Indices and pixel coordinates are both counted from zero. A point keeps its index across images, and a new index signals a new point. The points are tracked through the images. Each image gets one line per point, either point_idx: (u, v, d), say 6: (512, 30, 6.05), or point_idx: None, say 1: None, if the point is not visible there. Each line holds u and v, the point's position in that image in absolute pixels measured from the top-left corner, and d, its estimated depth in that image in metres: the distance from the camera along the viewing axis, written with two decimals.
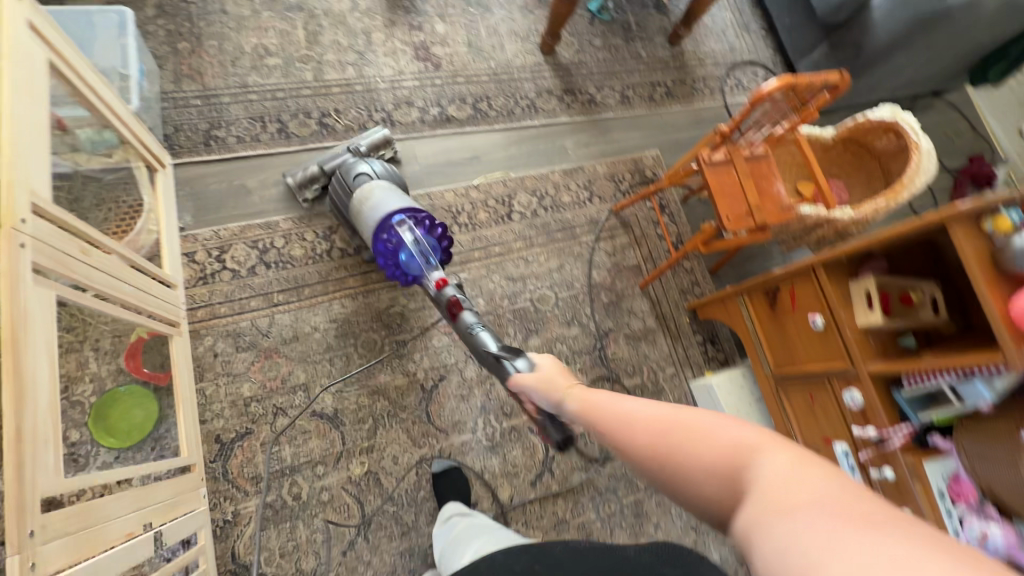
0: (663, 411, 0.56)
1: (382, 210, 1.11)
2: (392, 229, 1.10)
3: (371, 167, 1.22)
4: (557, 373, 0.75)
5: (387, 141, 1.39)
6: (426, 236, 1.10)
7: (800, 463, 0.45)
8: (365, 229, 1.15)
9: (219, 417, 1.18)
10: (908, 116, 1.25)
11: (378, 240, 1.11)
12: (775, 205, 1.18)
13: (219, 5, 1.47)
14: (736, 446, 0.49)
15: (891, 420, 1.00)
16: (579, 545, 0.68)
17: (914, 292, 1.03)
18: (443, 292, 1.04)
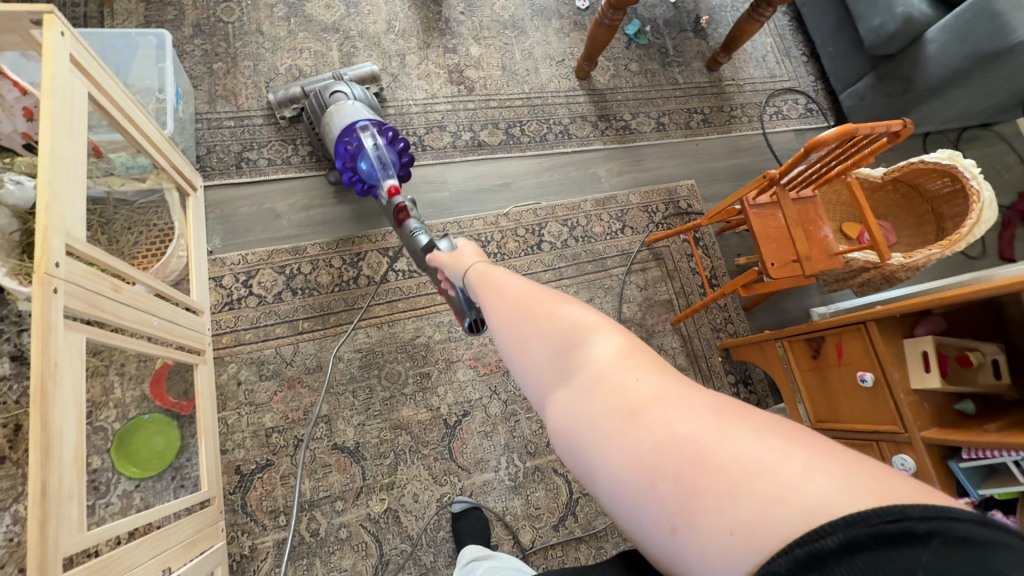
0: (532, 291, 0.53)
1: (351, 118, 1.14)
2: (355, 133, 1.11)
3: (347, 88, 1.25)
4: (469, 249, 0.71)
5: (374, 78, 1.42)
6: (388, 145, 1.11)
7: (630, 350, 0.44)
8: (331, 134, 1.17)
9: (240, 447, 1.16)
10: (968, 162, 1.18)
11: (341, 143, 1.12)
12: (823, 253, 1.12)
13: (255, 25, 1.46)
14: (579, 326, 0.46)
15: (946, 492, 0.94)
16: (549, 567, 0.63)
17: (973, 353, 0.96)
18: (392, 200, 1.06)
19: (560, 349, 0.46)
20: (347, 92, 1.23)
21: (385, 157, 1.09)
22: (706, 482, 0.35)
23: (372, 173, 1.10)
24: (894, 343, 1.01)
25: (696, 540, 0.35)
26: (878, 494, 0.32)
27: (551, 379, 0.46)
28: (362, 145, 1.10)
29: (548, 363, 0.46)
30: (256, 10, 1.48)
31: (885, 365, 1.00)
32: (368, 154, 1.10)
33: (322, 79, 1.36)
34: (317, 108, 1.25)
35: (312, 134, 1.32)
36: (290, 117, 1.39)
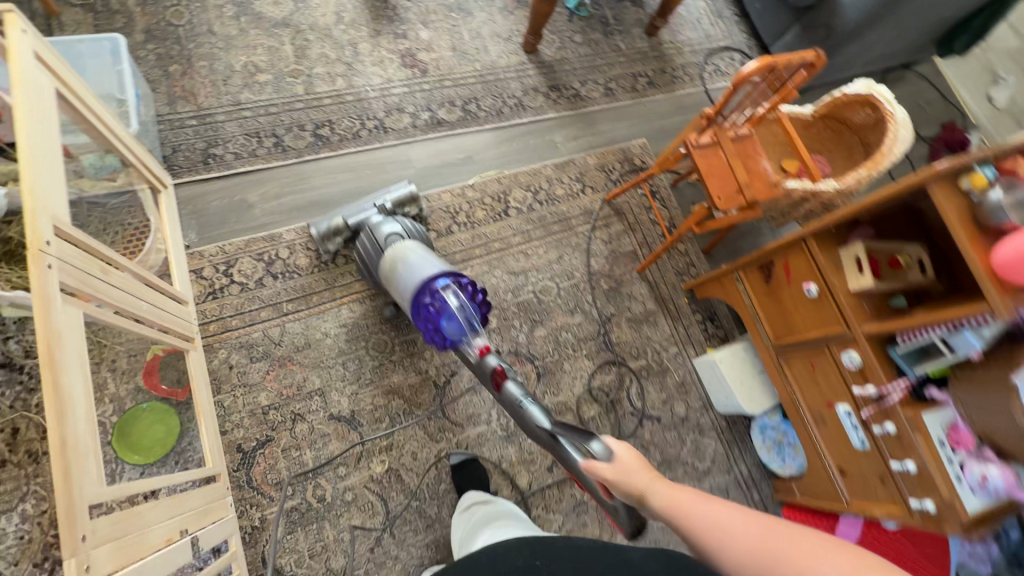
0: (764, 529, 0.58)
1: (423, 272, 1.04)
2: (436, 292, 1.01)
3: (399, 226, 1.21)
4: (639, 465, 0.67)
5: (415, 198, 1.35)
6: (472, 299, 1.02)
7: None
8: (404, 292, 1.07)
9: (239, 427, 1.20)
10: (882, 88, 1.29)
11: (419, 303, 1.02)
12: (763, 183, 1.23)
13: (206, 27, 1.49)
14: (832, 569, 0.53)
15: (889, 377, 1.05)
16: (574, 542, 0.81)
17: (901, 255, 1.07)
18: (486, 359, 1.00)
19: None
20: (399, 232, 1.19)
21: (471, 312, 1.01)
22: None
23: (459, 333, 1.01)
24: (832, 254, 1.11)
25: None
26: None
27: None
28: (448, 305, 1.00)
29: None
30: (206, 11, 1.51)
31: (827, 275, 1.10)
32: (455, 315, 1.00)
33: (368, 211, 1.30)
34: (372, 256, 1.20)
35: (371, 282, 1.27)
36: (335, 248, 1.32)
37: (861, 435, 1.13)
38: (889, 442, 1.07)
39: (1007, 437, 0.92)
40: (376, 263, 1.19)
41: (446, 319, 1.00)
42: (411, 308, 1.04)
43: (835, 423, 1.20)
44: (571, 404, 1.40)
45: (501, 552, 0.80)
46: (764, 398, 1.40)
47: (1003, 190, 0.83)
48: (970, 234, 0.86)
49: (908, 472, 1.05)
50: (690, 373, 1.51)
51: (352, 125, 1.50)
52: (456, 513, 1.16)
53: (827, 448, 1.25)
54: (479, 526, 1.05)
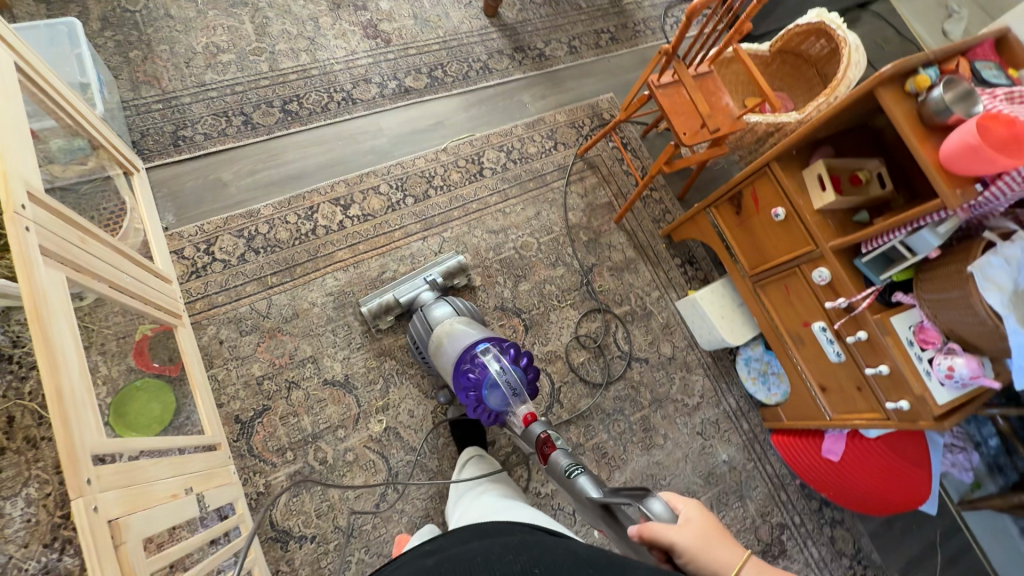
0: None
1: (464, 343, 1.10)
2: (476, 357, 1.05)
3: (450, 305, 1.26)
4: (715, 534, 0.63)
5: (462, 267, 1.40)
6: (513, 364, 1.05)
7: None
8: (449, 367, 1.11)
9: (235, 398, 1.22)
10: (833, 16, 1.33)
11: (460, 369, 1.06)
12: (726, 116, 1.26)
13: (163, 10, 1.48)
14: None
15: (857, 288, 1.10)
16: (580, 549, 0.60)
17: (861, 172, 1.12)
18: (532, 428, 1.02)
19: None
20: (452, 311, 1.24)
21: (512, 376, 1.03)
22: None
23: (502, 401, 1.03)
24: (796, 176, 1.16)
25: None
26: None
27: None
28: (488, 372, 1.03)
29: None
30: None
31: (792, 196, 1.15)
32: (497, 381, 1.03)
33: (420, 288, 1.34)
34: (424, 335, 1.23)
35: (424, 367, 1.28)
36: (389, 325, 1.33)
37: (836, 348, 1.18)
38: (862, 350, 1.12)
39: (968, 328, 0.98)
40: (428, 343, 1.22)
41: (488, 387, 1.02)
42: (457, 382, 1.07)
43: (812, 342, 1.25)
44: (560, 353, 1.44)
45: (495, 552, 0.59)
46: (746, 330, 1.44)
47: (945, 88, 0.87)
48: (919, 135, 0.90)
49: (882, 376, 1.10)
50: (673, 315, 1.55)
51: (320, 98, 1.51)
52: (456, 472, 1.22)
53: (807, 368, 1.30)
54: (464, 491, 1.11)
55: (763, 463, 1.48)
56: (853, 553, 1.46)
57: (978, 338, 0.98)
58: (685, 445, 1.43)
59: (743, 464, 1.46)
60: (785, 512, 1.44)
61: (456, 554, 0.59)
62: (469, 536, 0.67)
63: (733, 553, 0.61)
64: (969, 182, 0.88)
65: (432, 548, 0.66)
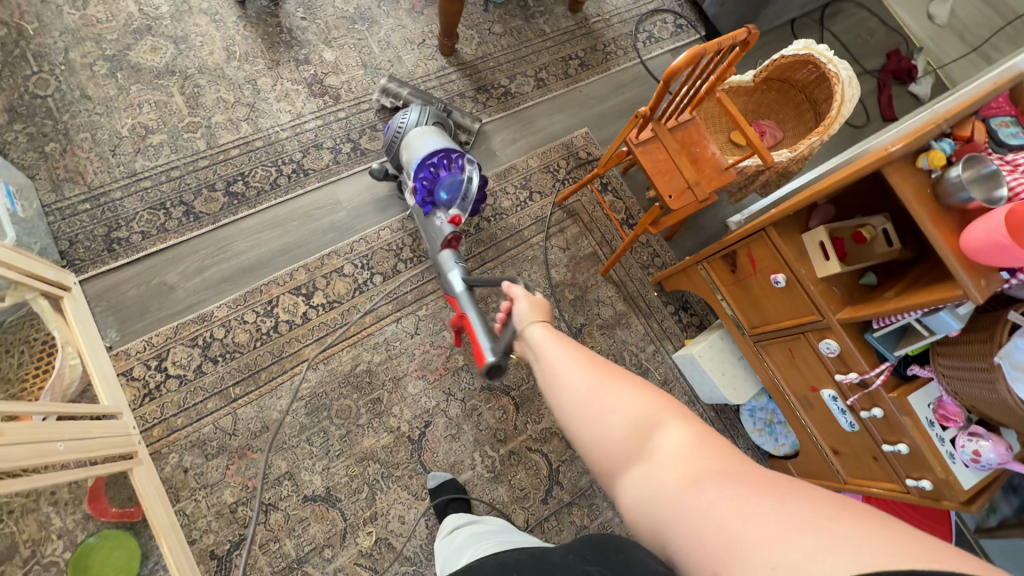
0: (595, 374, 0.56)
1: (446, 141, 1.23)
2: (457, 158, 1.19)
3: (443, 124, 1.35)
4: (536, 307, 0.73)
5: (473, 131, 1.51)
6: (480, 185, 1.20)
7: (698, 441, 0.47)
8: (418, 149, 1.21)
9: (208, 532, 1.12)
10: (821, 46, 1.22)
11: (439, 155, 1.18)
12: (713, 170, 1.15)
13: (79, 91, 1.32)
14: (653, 414, 0.50)
15: (869, 362, 1.01)
16: (507, 560, 0.69)
17: (866, 230, 1.01)
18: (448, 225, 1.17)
19: (628, 423, 0.50)
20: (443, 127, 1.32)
21: (474, 189, 1.19)
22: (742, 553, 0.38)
23: (450, 195, 1.17)
24: (794, 241, 1.06)
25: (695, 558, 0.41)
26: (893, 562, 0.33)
27: (615, 452, 0.50)
28: (461, 173, 1.17)
29: (616, 437, 0.50)
30: (75, 73, 1.33)
31: (793, 264, 1.05)
32: (459, 183, 1.17)
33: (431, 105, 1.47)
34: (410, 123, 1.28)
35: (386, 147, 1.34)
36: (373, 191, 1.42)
37: (849, 419, 1.10)
38: (879, 425, 1.04)
39: (997, 411, 0.89)
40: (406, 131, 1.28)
41: (451, 181, 1.17)
42: (427, 155, 1.18)
43: (821, 407, 1.17)
44: (556, 429, 1.35)
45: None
46: (748, 385, 1.37)
47: (965, 166, 0.77)
48: (933, 214, 0.80)
49: (901, 454, 1.02)
50: (671, 369, 1.46)
51: (268, 173, 1.37)
52: (445, 531, 1.10)
53: (817, 431, 1.22)
54: (450, 540, 1.06)
55: None
56: None
57: (1007, 420, 0.89)
58: None
59: None
60: None
61: None
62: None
63: (537, 316, 0.71)
64: (993, 270, 0.78)
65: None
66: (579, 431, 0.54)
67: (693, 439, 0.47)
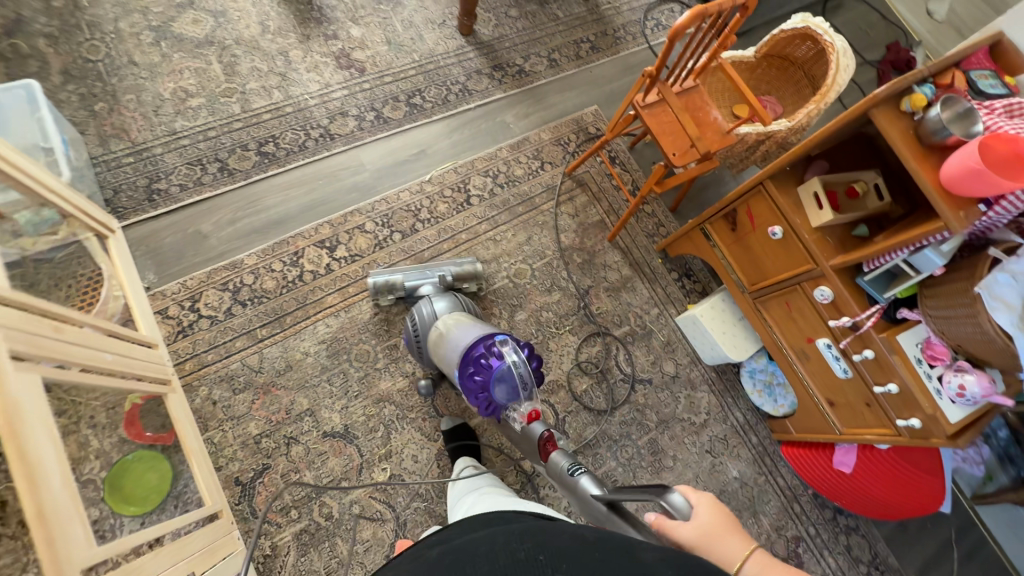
0: None
1: (471, 332, 1.12)
2: (495, 348, 1.03)
3: (454, 301, 1.26)
4: (724, 535, 0.66)
5: (476, 274, 1.39)
6: (529, 359, 1.03)
7: None
8: (456, 362, 1.08)
9: (234, 460, 1.19)
10: (817, 19, 1.30)
11: (475, 357, 1.03)
12: (715, 132, 1.23)
13: (127, 57, 1.43)
14: None
15: (861, 306, 1.07)
16: (588, 534, 0.57)
17: (858, 184, 1.09)
18: (533, 426, 1.01)
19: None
20: (453, 305, 1.23)
21: (527, 367, 1.01)
22: None
23: (509, 394, 1.01)
24: (790, 193, 1.13)
25: None
26: None
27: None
28: (504, 360, 1.00)
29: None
30: (123, 41, 1.44)
31: (789, 214, 1.12)
32: (508, 373, 1.00)
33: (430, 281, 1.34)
34: (425, 323, 1.21)
35: (417, 357, 1.26)
36: (387, 304, 1.34)
37: (843, 364, 1.15)
38: (870, 368, 1.10)
39: (978, 345, 0.94)
40: (427, 331, 1.20)
41: (501, 375, 1.00)
42: (462, 364, 1.07)
43: (817, 357, 1.22)
44: (563, 382, 1.40)
45: (498, 540, 0.57)
46: (748, 343, 1.42)
47: (942, 106, 0.84)
48: (917, 154, 0.87)
49: (891, 394, 1.07)
50: (674, 332, 1.53)
51: (297, 136, 1.46)
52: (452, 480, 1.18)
53: (814, 383, 1.27)
54: (455, 491, 1.12)
55: (774, 475, 1.46)
56: (870, 559, 1.45)
57: (988, 353, 0.94)
58: (695, 466, 1.41)
59: (755, 478, 1.44)
60: (799, 524, 1.43)
61: (458, 544, 0.58)
62: (471, 528, 0.67)
63: (739, 546, 0.66)
64: (972, 202, 0.85)
65: (435, 540, 0.66)
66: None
67: None
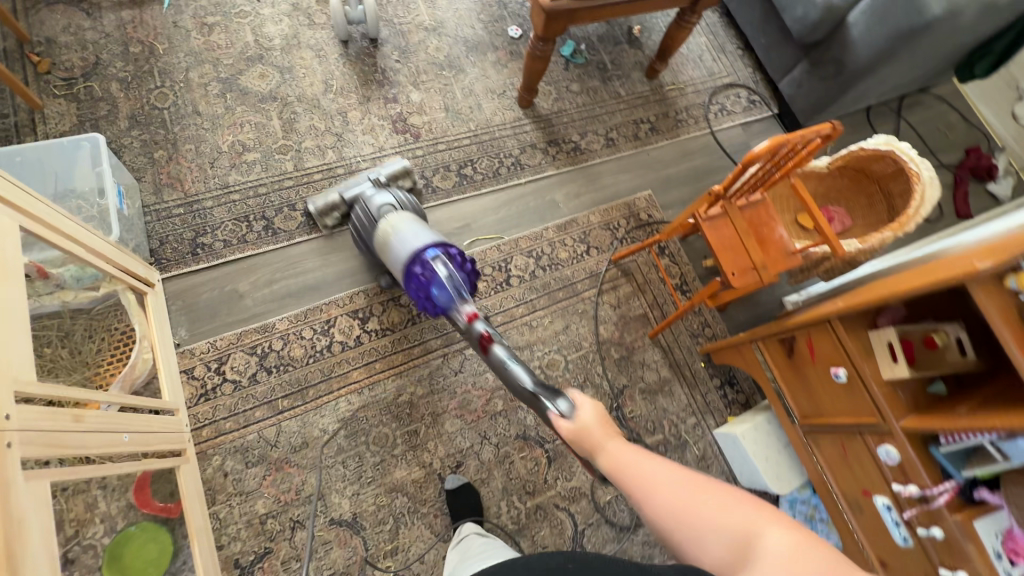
0: (688, 491, 0.62)
1: (409, 238, 1.11)
2: (427, 262, 1.08)
3: (393, 198, 1.23)
4: (597, 422, 0.74)
5: (407, 171, 1.42)
6: (462, 270, 1.10)
7: (803, 548, 0.55)
8: (397, 270, 1.13)
9: (236, 540, 1.14)
10: (903, 145, 1.21)
11: (411, 273, 1.09)
12: (780, 254, 1.15)
13: (191, 107, 1.45)
14: (750, 531, 0.57)
15: (933, 478, 0.95)
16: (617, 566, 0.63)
17: (938, 334, 0.96)
18: (474, 326, 1.03)
19: (726, 539, 0.57)
20: (392, 202, 1.22)
21: (464, 281, 1.09)
22: None
23: (448, 301, 1.08)
24: (860, 336, 1.03)
25: None
26: None
27: (719, 567, 0.57)
28: (438, 274, 1.07)
29: (713, 547, 0.58)
30: (191, 90, 1.47)
31: (857, 361, 1.02)
32: (444, 283, 1.07)
33: (361, 182, 1.36)
34: (366, 225, 1.24)
35: (363, 251, 1.30)
36: (331, 223, 1.40)
37: (903, 533, 1.02)
38: (939, 549, 0.96)
39: None
40: (369, 233, 1.22)
41: (440, 290, 1.06)
42: (404, 276, 1.11)
43: (873, 515, 1.09)
44: (586, 489, 1.32)
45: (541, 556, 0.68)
46: (792, 476, 1.30)
47: None
48: (1018, 336, 0.77)
49: None
50: (710, 446, 1.42)
51: None
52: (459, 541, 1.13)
53: (865, 540, 1.13)
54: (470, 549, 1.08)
55: None
56: None
57: None
58: None
59: None
60: None
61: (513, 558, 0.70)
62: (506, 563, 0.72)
63: (597, 433, 0.73)
64: None
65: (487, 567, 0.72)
66: (674, 546, 0.61)
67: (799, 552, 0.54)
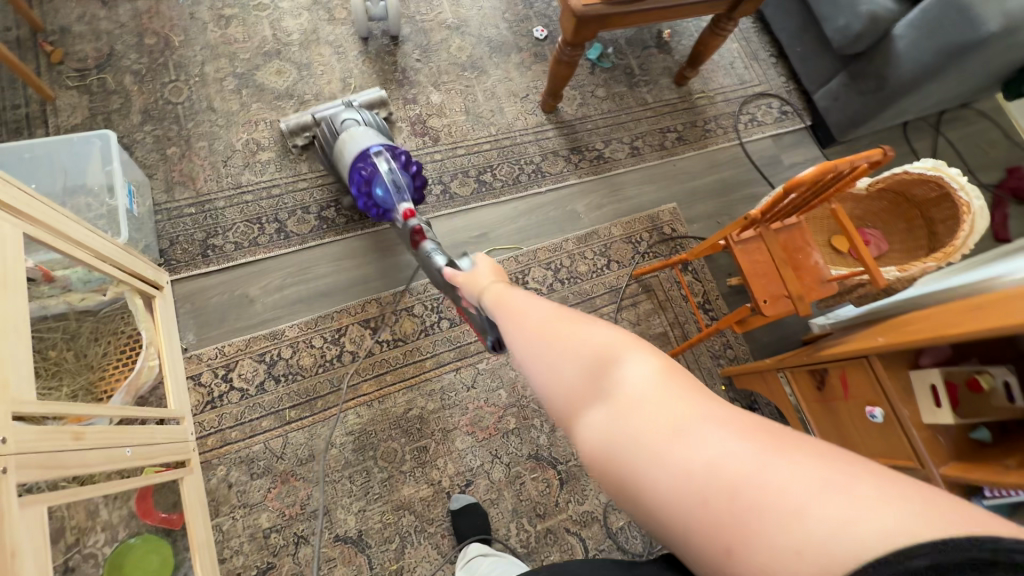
0: (555, 315, 0.51)
1: (365, 142, 1.20)
2: (370, 159, 1.18)
3: (359, 116, 1.30)
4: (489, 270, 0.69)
5: (382, 102, 1.46)
6: (403, 169, 1.18)
7: (666, 373, 0.43)
8: (345, 168, 1.23)
9: (238, 554, 1.11)
10: (953, 171, 1.14)
11: (355, 169, 1.19)
12: (816, 283, 1.09)
13: (206, 103, 1.41)
14: (605, 349, 0.45)
15: None
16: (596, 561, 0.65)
17: (983, 377, 0.91)
18: (409, 222, 1.09)
19: (579, 361, 0.46)
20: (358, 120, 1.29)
21: (404, 178, 1.17)
22: (736, 505, 0.36)
23: (386, 196, 1.17)
24: (898, 375, 0.98)
25: (670, 501, 0.38)
26: (931, 512, 0.32)
27: (569, 395, 0.46)
28: (378, 170, 1.16)
29: (567, 378, 0.46)
30: (206, 85, 1.43)
31: (895, 401, 0.96)
32: (382, 178, 1.16)
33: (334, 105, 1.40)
34: (330, 138, 1.31)
35: (326, 161, 1.36)
36: (301, 146, 1.41)
37: None
38: None
39: None
40: (331, 145, 1.30)
41: (379, 184, 1.16)
42: (350, 175, 1.21)
43: None
44: (598, 514, 1.27)
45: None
46: None
47: None
48: None
49: None
50: None
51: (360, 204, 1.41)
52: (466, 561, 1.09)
53: None
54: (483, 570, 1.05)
55: None
56: None
57: None
58: None
59: None
60: None
61: None
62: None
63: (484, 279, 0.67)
64: None
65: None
66: (529, 376, 0.51)
67: (661, 376, 0.43)
